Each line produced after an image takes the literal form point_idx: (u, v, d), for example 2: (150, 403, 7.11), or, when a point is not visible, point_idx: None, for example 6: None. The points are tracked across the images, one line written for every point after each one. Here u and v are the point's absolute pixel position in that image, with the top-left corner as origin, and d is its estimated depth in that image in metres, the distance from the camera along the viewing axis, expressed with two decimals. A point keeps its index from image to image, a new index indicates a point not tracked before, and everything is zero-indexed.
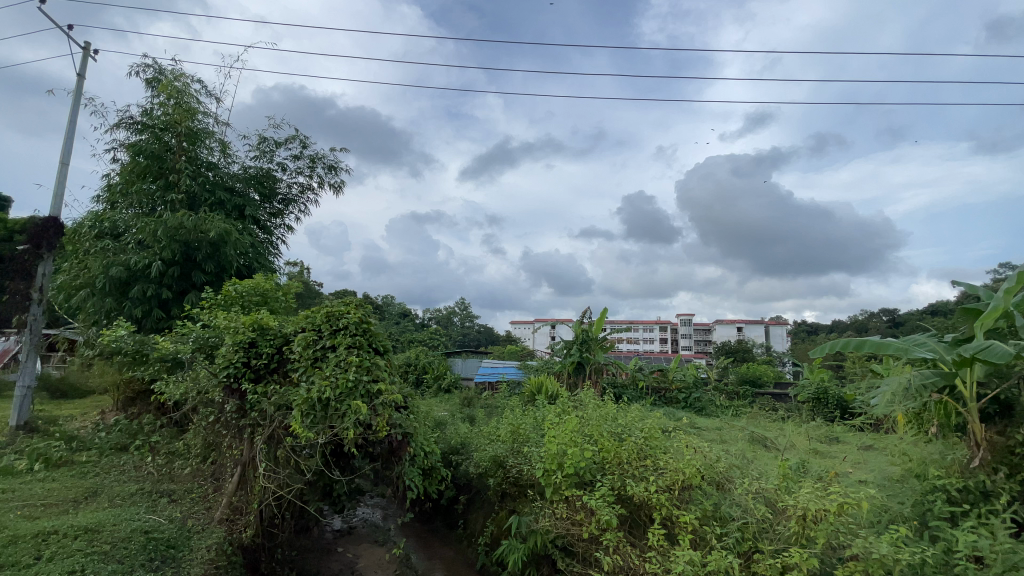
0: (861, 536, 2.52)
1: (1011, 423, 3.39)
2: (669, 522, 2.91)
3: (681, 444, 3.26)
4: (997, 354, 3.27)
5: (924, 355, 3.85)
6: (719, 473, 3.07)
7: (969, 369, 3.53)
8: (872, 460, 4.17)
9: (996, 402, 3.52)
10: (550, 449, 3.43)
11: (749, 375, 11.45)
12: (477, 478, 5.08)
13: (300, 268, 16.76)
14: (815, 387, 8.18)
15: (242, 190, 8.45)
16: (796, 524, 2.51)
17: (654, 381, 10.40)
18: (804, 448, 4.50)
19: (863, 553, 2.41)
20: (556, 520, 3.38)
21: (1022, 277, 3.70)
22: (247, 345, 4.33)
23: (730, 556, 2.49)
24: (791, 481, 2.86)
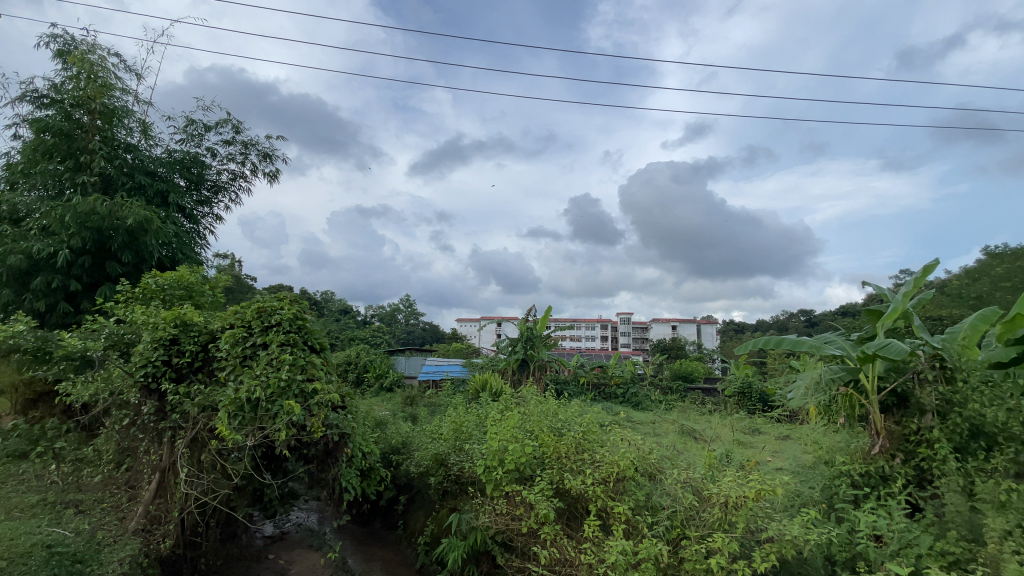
0: (776, 520, 2.72)
1: (906, 413, 3.78)
2: (604, 513, 3.00)
3: (616, 437, 3.37)
4: (894, 351, 3.63)
5: (834, 351, 4.20)
6: (652, 463, 3.20)
7: (871, 365, 3.89)
8: (788, 449, 4.52)
9: (894, 394, 3.91)
10: (491, 445, 3.44)
11: (682, 371, 12.04)
12: (417, 477, 5.02)
13: (231, 261, 15.79)
14: (740, 381, 8.74)
15: (166, 174, 7.85)
16: (719, 511, 2.67)
17: (594, 377, 10.70)
18: (730, 439, 4.79)
19: (777, 534, 2.60)
20: (495, 516, 3.40)
21: (916, 282, 4.12)
22: (167, 342, 4.02)
23: (660, 543, 2.61)
24: (715, 470, 3.04)
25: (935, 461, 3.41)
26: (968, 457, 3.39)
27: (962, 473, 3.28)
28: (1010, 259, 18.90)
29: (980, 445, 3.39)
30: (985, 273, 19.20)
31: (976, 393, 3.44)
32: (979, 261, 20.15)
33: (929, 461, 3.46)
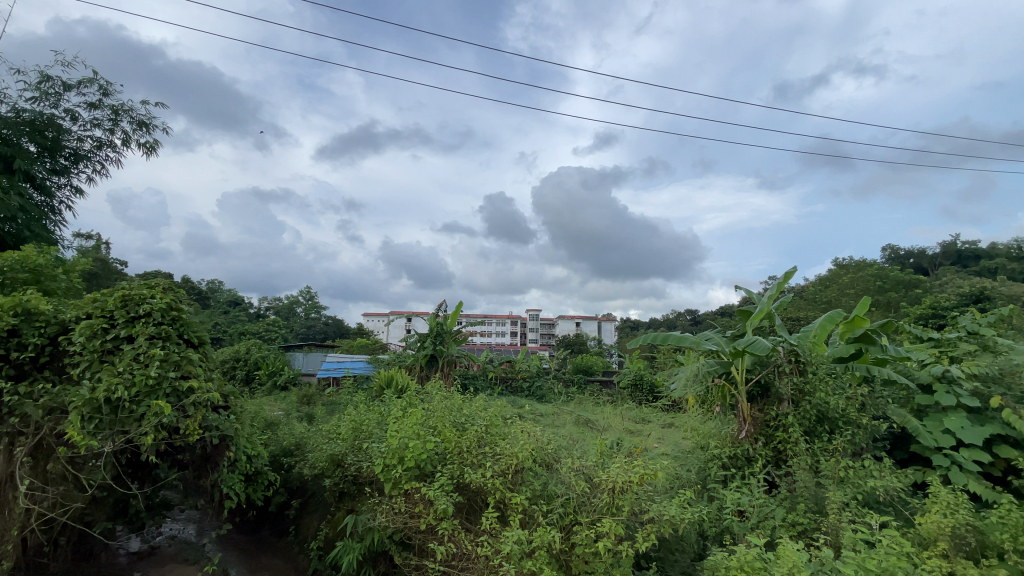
0: (657, 502, 2.95)
1: (767, 401, 4.28)
2: (502, 505, 3.06)
3: (517, 430, 3.45)
4: (759, 347, 4.13)
5: (711, 347, 4.66)
6: (549, 454, 3.32)
7: (741, 360, 4.38)
8: (670, 435, 4.96)
9: (758, 385, 4.38)
10: (391, 443, 3.35)
11: (584, 365, 12.68)
12: (311, 480, 4.77)
13: (95, 242, 13.75)
14: (634, 374, 9.39)
15: (10, 137, 6.66)
16: (608, 496, 2.84)
17: (502, 371, 10.87)
18: (622, 429, 5.13)
19: (658, 515, 2.83)
20: (393, 515, 3.33)
21: (778, 286, 4.71)
22: (3, 334, 3.40)
23: (553, 531, 2.72)
24: (606, 457, 3.23)
25: (789, 442, 3.92)
26: (815, 438, 3.95)
27: (810, 453, 3.80)
28: (852, 270, 22.29)
29: (824, 428, 3.96)
30: (834, 281, 22.48)
31: (823, 383, 4.04)
32: (829, 270, 23.54)
33: (783, 443, 3.98)
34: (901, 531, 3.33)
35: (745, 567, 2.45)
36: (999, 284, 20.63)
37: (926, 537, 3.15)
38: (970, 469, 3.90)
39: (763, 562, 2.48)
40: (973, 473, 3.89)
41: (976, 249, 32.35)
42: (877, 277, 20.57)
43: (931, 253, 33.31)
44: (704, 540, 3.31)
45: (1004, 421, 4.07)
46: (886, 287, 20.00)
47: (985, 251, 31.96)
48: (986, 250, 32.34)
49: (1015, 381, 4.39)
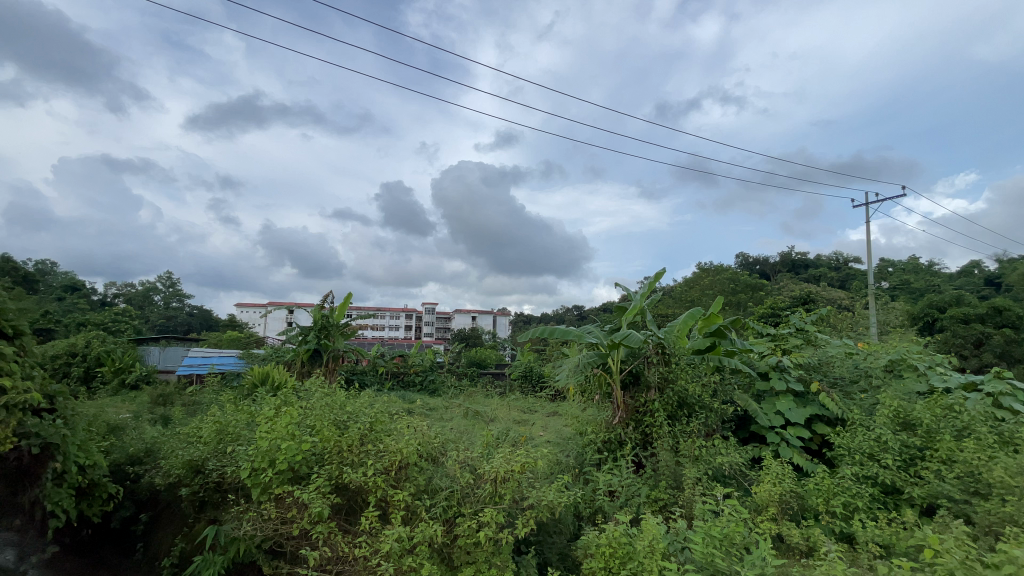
0: (537, 488, 3.08)
1: (637, 389, 4.70)
2: (384, 503, 2.99)
3: (403, 425, 3.37)
4: (634, 341, 4.58)
5: (591, 340, 4.99)
6: (435, 448, 3.29)
7: (617, 351, 4.77)
8: (553, 424, 5.22)
9: (631, 374, 4.79)
10: (260, 445, 3.09)
11: (477, 358, 12.82)
12: (165, 489, 4.22)
13: None
14: (525, 366, 9.71)
15: None
16: (490, 486, 2.90)
17: (393, 366, 10.59)
18: (510, 419, 5.26)
19: (537, 501, 2.95)
20: (261, 523, 3.08)
21: (650, 285, 5.19)
22: None
23: (435, 525, 2.70)
24: (491, 448, 3.29)
25: (654, 426, 4.33)
26: (676, 421, 4.41)
27: (672, 435, 4.24)
28: (712, 273, 25.24)
29: (684, 413, 4.43)
30: (697, 282, 25.28)
31: (683, 371, 4.52)
32: (694, 273, 26.48)
33: (649, 427, 4.39)
34: (740, 499, 3.86)
35: (614, 543, 2.66)
36: (820, 289, 24.86)
37: (759, 504, 3.69)
38: (794, 444, 4.65)
39: (628, 537, 2.71)
40: (795, 447, 4.63)
41: (806, 259, 38.48)
42: (731, 279, 23.56)
43: (773, 261, 38.95)
44: (578, 521, 3.53)
45: (820, 403, 4.93)
46: (738, 289, 23.03)
47: (812, 261, 38.25)
48: (813, 260, 38.63)
49: (828, 369, 5.41)
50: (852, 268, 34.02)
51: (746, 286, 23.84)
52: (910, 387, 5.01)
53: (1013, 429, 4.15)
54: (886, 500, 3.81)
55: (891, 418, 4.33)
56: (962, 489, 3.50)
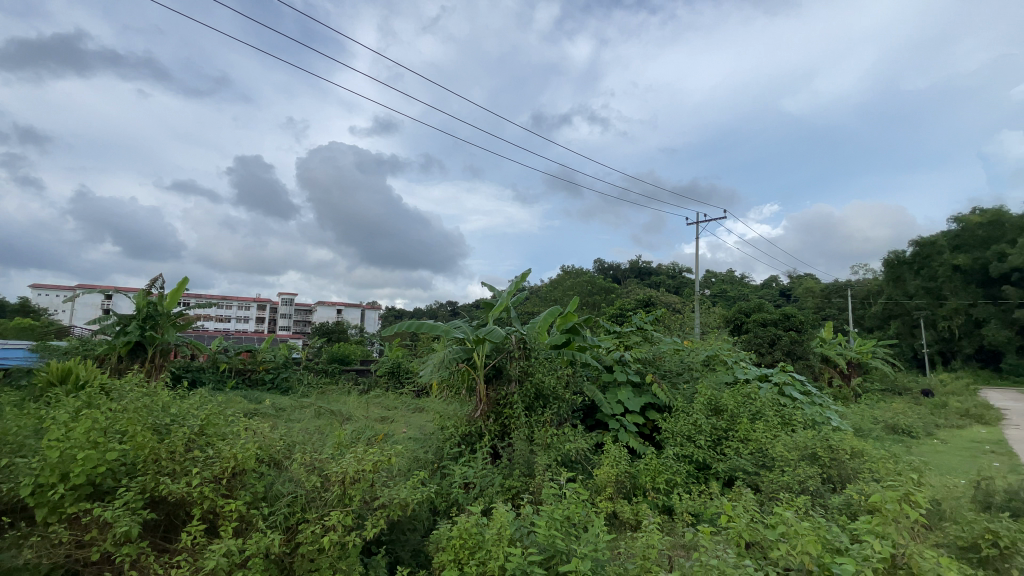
0: (390, 486, 3.01)
1: (499, 383, 4.85)
2: (213, 515, 2.68)
3: (241, 427, 3.05)
4: (498, 337, 4.72)
5: (457, 335, 5.02)
6: (279, 451, 3.05)
7: (482, 346, 4.86)
8: (415, 420, 5.16)
9: (493, 368, 4.92)
10: (47, 457, 2.54)
11: (339, 354, 12.15)
12: None
13: None
14: (391, 362, 9.44)
15: None
16: (338, 488, 2.75)
17: (239, 362, 9.53)
18: (368, 417, 5.06)
19: (389, 500, 2.88)
20: (45, 550, 2.54)
21: (516, 283, 5.39)
22: None
23: (272, 534, 2.50)
24: (343, 448, 3.14)
25: (513, 417, 4.52)
26: (533, 412, 4.66)
27: (528, 425, 4.47)
28: (575, 275, 27.19)
29: (540, 404, 4.70)
30: (560, 283, 26.97)
31: (542, 365, 4.78)
32: (559, 275, 28.27)
33: (508, 418, 4.57)
34: (584, 482, 4.22)
35: (464, 534, 2.72)
36: (662, 294, 28.32)
37: (599, 485, 4.07)
38: (630, 429, 5.24)
39: (479, 527, 2.79)
40: (632, 432, 5.22)
41: (652, 267, 43.44)
42: (589, 282, 25.67)
43: (626, 267, 43.28)
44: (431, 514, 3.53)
45: (653, 393, 5.61)
46: (595, 292, 25.21)
47: (657, 269, 43.37)
48: (658, 268, 43.77)
49: (661, 364, 6.18)
50: (687, 277, 39.31)
51: (601, 288, 26.14)
52: (720, 378, 5.99)
53: (789, 413, 5.19)
54: (698, 474, 4.47)
55: (706, 404, 5.11)
56: (753, 462, 4.27)
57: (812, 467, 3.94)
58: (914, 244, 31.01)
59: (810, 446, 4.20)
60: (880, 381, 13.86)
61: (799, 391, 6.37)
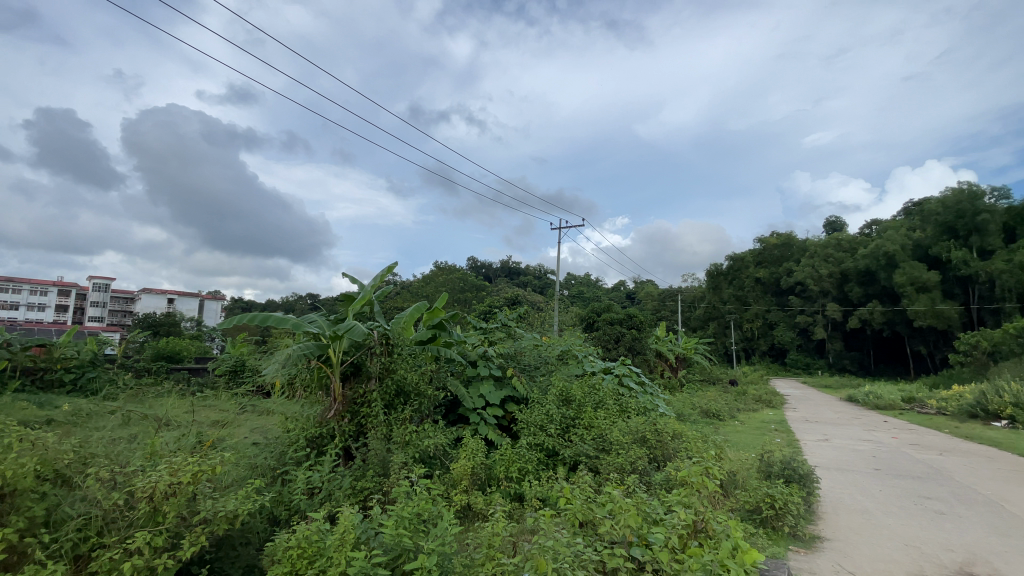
0: (216, 498, 2.69)
1: (357, 380, 4.65)
2: None
3: (15, 439, 2.48)
4: (357, 333, 4.48)
5: (311, 329, 4.67)
6: (70, 467, 2.55)
7: (339, 342, 4.58)
8: (257, 424, 4.69)
9: (351, 365, 4.69)
10: None
11: (167, 351, 10.50)
12: None
13: None
14: (233, 360, 8.45)
15: None
16: (146, 506, 2.38)
17: (26, 360, 7.69)
18: (200, 422, 4.46)
19: (213, 513, 2.58)
20: None
21: (380, 277, 5.20)
22: None
23: (52, 565, 2.07)
24: (157, 458, 2.73)
25: (370, 416, 4.36)
26: (392, 409, 4.55)
27: (386, 424, 4.35)
28: (446, 271, 27.25)
29: (400, 401, 4.61)
30: (431, 278, 26.80)
31: (404, 361, 4.67)
32: (431, 271, 28.04)
33: (365, 417, 4.40)
34: (440, 477, 4.25)
35: (304, 543, 2.54)
36: (528, 293, 29.73)
37: (455, 479, 4.14)
38: (490, 421, 5.42)
39: (321, 532, 2.64)
40: (490, 425, 5.40)
41: (521, 267, 45.35)
42: (460, 279, 25.96)
43: (497, 266, 44.54)
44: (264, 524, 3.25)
45: (513, 386, 5.86)
46: (465, 289, 25.60)
47: (525, 270, 45.38)
48: (526, 269, 45.82)
49: (520, 358, 6.47)
50: (552, 279, 41.87)
51: (471, 285, 26.60)
52: (572, 371, 6.50)
53: (627, 402, 5.83)
54: (548, 461, 4.79)
55: (558, 395, 5.49)
56: (595, 447, 4.71)
57: (641, 448, 4.49)
58: (731, 259, 36.98)
59: (641, 430, 4.76)
60: (699, 373, 16.31)
61: (636, 382, 7.20)
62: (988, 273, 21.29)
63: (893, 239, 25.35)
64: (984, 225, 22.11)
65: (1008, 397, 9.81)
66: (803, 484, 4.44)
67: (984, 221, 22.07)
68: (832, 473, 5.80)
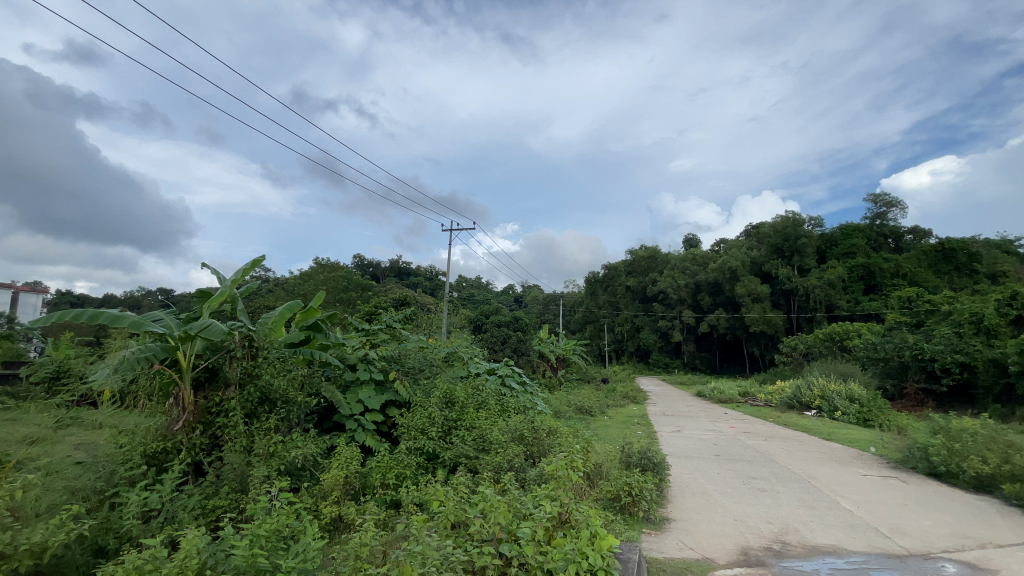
0: (19, 527, 2.26)
1: (213, 387, 4.20)
2: None
3: None
4: (213, 332, 4.05)
5: (155, 329, 4.10)
6: None
7: (190, 344, 4.09)
8: (79, 440, 3.99)
9: (206, 369, 4.22)
10: None
11: None
12: None
13: None
14: (54, 363, 7.08)
15: None
16: None
17: None
18: (1, 440, 3.68)
19: (14, 547, 2.16)
20: None
21: (244, 271, 4.75)
22: None
23: None
24: None
25: (227, 427, 3.96)
26: (254, 419, 4.17)
27: (247, 434, 3.98)
28: (328, 269, 25.70)
29: (264, 409, 4.25)
30: (311, 276, 25.04)
31: (269, 365, 4.31)
32: (310, 267, 26.15)
33: (221, 428, 3.99)
34: (308, 489, 4.00)
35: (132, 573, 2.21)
36: (416, 294, 29.14)
37: (325, 490, 3.92)
38: (368, 427, 5.22)
39: (158, 559, 2.32)
40: (368, 430, 5.21)
41: (410, 267, 44.37)
42: (343, 278, 24.65)
43: (385, 265, 43.08)
44: (71, 559, 2.73)
45: (394, 390, 5.70)
46: (348, 288, 24.41)
47: (414, 270, 44.48)
48: (415, 269, 44.93)
49: (403, 360, 6.33)
50: (442, 280, 41.61)
51: (356, 284, 25.42)
52: (456, 372, 6.52)
53: (508, 401, 6.00)
54: (428, 465, 4.76)
55: (441, 397, 5.47)
56: (474, 447, 4.75)
57: (518, 446, 4.65)
58: (609, 267, 39.94)
59: (518, 429, 4.94)
60: (577, 373, 17.36)
61: (518, 382, 7.44)
62: (804, 287, 25.71)
63: (737, 256, 29.44)
64: (803, 247, 26.73)
65: (815, 390, 11.92)
66: (656, 471, 4.96)
67: (803, 244, 26.65)
68: (682, 460, 6.54)
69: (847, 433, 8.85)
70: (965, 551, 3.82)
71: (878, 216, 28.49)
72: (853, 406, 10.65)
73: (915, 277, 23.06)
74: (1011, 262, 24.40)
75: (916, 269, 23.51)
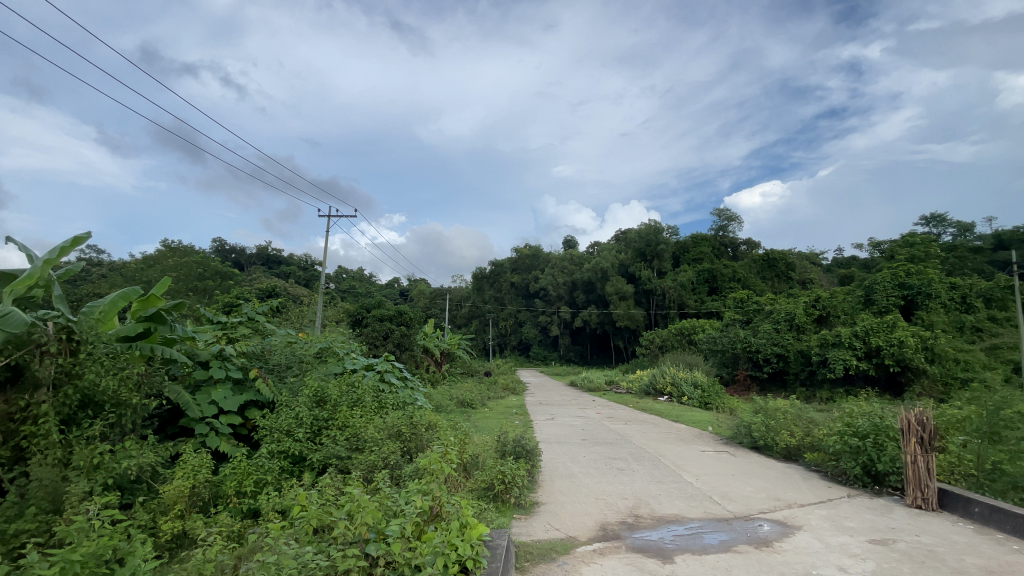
0: None
1: (18, 389, 3.46)
2: None
3: None
4: (12, 322, 3.29)
5: None
6: None
7: None
8: None
9: (7, 369, 3.46)
10: None
11: None
12: None
13: None
14: None
15: None
16: None
17: None
18: None
19: None
20: None
21: (62, 250, 3.98)
22: None
23: None
24: None
25: (35, 437, 3.30)
26: (72, 427, 3.53)
27: (63, 445, 3.36)
28: (179, 254, 22.59)
29: (86, 414, 3.63)
30: (156, 261, 21.81)
31: (95, 363, 3.67)
32: (156, 250, 22.75)
33: (29, 439, 3.31)
34: (144, 504, 3.50)
35: None
36: (288, 284, 26.89)
37: (165, 505, 3.47)
38: (223, 431, 4.73)
39: None
40: (223, 434, 4.71)
41: (282, 255, 40.85)
42: (199, 264, 21.93)
43: (252, 252, 39.10)
44: None
45: (255, 389, 5.22)
46: (205, 276, 21.76)
47: (286, 259, 41.02)
48: (288, 258, 41.49)
49: (268, 357, 5.82)
50: (318, 271, 38.99)
51: (215, 272, 22.74)
52: (330, 369, 6.16)
53: (385, 398, 5.83)
54: (292, 469, 4.44)
55: (310, 396, 5.13)
56: (346, 447, 4.54)
57: (394, 443, 4.56)
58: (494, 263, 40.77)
59: (396, 425, 4.83)
60: (460, 366, 17.51)
61: (398, 377, 7.28)
62: (663, 287, 28.84)
63: (608, 258, 31.97)
64: (662, 252, 29.95)
65: (667, 378, 13.48)
66: (529, 458, 5.20)
67: (663, 249, 29.84)
68: (553, 446, 6.94)
69: (691, 415, 10.14)
70: (774, 511, 4.60)
71: (722, 228, 32.95)
72: (697, 392, 12.28)
73: (747, 281, 27.15)
74: (815, 272, 29.91)
75: (748, 275, 27.66)
